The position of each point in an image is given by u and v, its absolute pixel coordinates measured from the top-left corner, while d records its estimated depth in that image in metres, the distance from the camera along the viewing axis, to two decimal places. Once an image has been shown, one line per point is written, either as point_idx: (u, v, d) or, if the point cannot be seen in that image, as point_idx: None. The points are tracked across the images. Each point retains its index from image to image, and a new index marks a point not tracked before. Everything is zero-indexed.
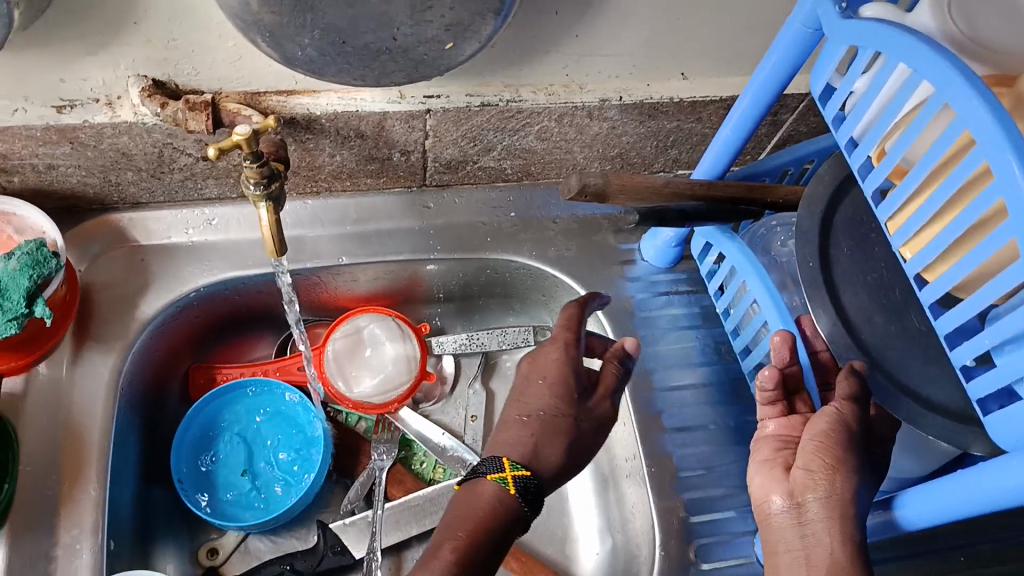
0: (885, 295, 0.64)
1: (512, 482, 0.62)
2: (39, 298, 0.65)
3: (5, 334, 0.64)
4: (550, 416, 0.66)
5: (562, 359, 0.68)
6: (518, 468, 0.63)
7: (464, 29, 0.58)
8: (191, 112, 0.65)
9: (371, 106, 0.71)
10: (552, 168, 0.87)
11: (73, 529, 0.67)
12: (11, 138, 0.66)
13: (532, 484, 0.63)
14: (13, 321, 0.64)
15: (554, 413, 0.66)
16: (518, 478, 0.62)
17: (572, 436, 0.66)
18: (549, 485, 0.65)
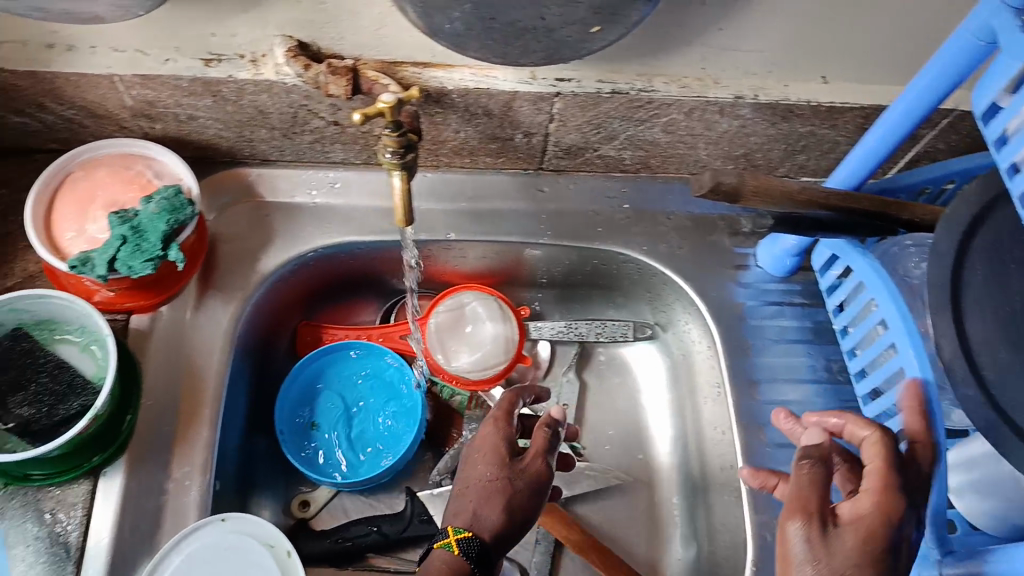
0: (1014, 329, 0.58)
1: (455, 544, 0.60)
2: (174, 242, 0.68)
3: (141, 274, 0.67)
4: (485, 482, 0.63)
5: (495, 433, 0.68)
6: (461, 531, 0.60)
7: (613, 13, 0.56)
8: (333, 76, 0.67)
9: (503, 84, 0.71)
10: (673, 162, 0.84)
11: (185, 466, 0.70)
12: (160, 87, 0.68)
13: (475, 545, 0.60)
14: (151, 261, 0.67)
15: (488, 480, 0.64)
16: (461, 539, 0.60)
17: (509, 498, 0.62)
18: (495, 549, 0.61)
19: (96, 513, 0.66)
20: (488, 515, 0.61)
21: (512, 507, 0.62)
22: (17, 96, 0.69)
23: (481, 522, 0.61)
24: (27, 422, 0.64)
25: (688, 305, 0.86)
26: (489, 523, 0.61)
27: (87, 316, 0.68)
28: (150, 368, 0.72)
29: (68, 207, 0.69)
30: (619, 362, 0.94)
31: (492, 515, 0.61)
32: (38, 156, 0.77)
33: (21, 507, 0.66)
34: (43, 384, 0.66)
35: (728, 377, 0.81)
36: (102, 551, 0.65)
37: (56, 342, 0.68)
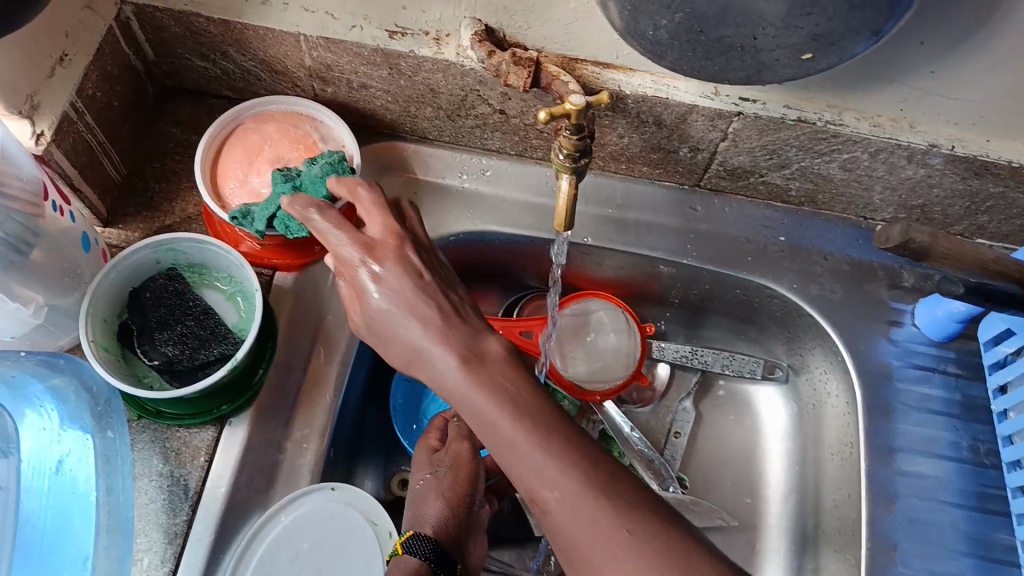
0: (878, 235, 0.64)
1: (400, 545, 0.63)
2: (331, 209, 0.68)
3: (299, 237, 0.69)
4: (415, 490, 0.70)
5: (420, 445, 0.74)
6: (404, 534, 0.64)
7: (832, 43, 0.53)
8: (515, 66, 0.64)
9: (682, 96, 0.67)
10: (841, 201, 0.79)
11: (304, 429, 0.72)
12: (341, 53, 0.68)
13: (423, 541, 0.63)
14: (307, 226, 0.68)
15: (419, 484, 0.70)
16: (406, 539, 0.63)
17: (439, 491, 0.69)
18: (446, 541, 0.65)
19: (217, 462, 0.67)
20: (428, 509, 0.67)
21: (448, 496, 0.68)
22: (206, 41, 0.70)
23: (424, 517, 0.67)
24: (169, 361, 0.66)
25: (830, 354, 0.81)
26: (430, 518, 0.66)
27: (238, 269, 0.70)
28: (285, 325, 0.73)
29: (237, 156, 0.71)
30: (739, 398, 0.89)
31: (432, 509, 0.67)
32: (213, 102, 0.79)
33: (149, 441, 0.68)
34: (189, 327, 0.68)
35: (863, 440, 0.76)
36: (218, 498, 0.67)
37: (204, 287, 0.71)
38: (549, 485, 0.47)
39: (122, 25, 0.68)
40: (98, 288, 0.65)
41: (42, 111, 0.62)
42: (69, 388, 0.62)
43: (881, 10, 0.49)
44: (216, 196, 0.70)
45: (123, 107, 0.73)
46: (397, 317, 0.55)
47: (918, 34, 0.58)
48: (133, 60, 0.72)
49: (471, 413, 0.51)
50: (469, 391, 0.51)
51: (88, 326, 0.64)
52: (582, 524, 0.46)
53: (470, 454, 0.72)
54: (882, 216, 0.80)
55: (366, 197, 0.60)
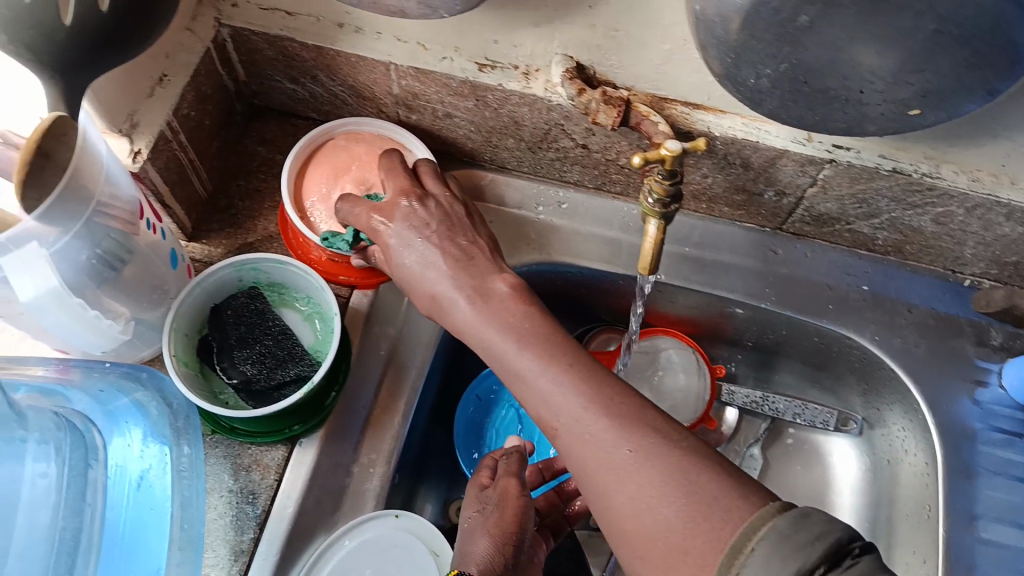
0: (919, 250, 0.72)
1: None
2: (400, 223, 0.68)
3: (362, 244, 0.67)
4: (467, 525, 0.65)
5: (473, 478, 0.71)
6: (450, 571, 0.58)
7: (944, 100, 0.50)
8: (605, 105, 0.64)
9: (773, 140, 0.65)
10: (930, 253, 0.76)
11: (372, 453, 0.71)
12: (430, 83, 0.68)
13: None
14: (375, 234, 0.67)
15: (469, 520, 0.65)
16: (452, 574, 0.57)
17: (488, 527, 0.63)
18: None
19: (286, 481, 0.67)
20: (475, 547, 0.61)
21: (496, 533, 0.62)
22: (298, 65, 0.71)
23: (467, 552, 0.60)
24: (247, 380, 0.67)
25: (910, 411, 0.78)
26: (476, 555, 0.60)
27: (317, 291, 0.70)
28: (358, 347, 0.73)
29: (324, 169, 0.72)
30: (809, 448, 0.86)
31: (478, 547, 0.61)
32: (298, 122, 0.81)
33: (221, 457, 0.67)
34: (267, 346, 0.68)
35: (942, 503, 0.72)
36: (284, 518, 0.66)
37: (283, 307, 0.72)
38: (561, 415, 0.51)
39: (219, 47, 0.70)
40: (182, 302, 0.66)
41: (141, 130, 0.64)
42: (151, 402, 0.63)
43: (1001, 68, 0.47)
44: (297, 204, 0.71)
45: (213, 125, 0.74)
46: (425, 275, 0.60)
47: None
48: (226, 81, 0.74)
49: (494, 358, 0.56)
50: (477, 324, 0.57)
51: (170, 338, 0.65)
52: (612, 473, 0.48)
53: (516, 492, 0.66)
54: (971, 270, 0.77)
55: (384, 162, 0.67)
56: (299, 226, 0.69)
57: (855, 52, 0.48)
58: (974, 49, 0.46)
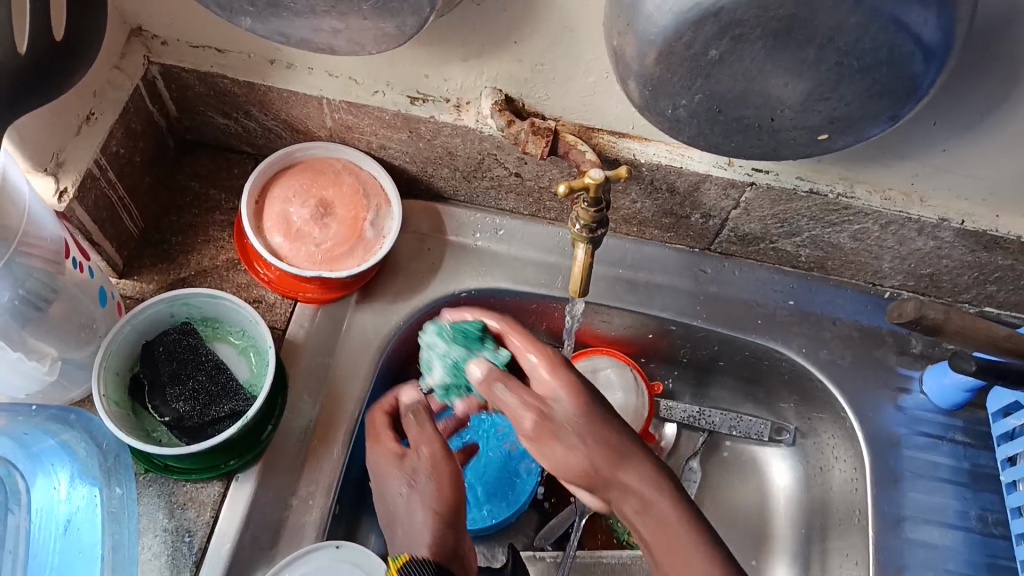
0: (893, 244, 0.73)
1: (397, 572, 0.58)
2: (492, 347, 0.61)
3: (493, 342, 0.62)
4: (400, 495, 0.61)
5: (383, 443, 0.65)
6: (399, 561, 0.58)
7: (849, 126, 0.54)
8: (534, 136, 0.66)
9: (696, 166, 0.68)
10: (851, 268, 0.80)
11: (310, 485, 0.70)
12: (363, 116, 0.70)
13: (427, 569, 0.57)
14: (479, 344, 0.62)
15: (401, 491, 0.61)
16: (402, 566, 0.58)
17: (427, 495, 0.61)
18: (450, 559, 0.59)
19: (223, 517, 0.66)
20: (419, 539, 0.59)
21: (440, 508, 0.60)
22: (229, 100, 0.72)
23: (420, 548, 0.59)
24: (180, 418, 0.66)
25: (839, 420, 0.81)
26: None
27: (251, 324, 0.70)
28: (297, 377, 0.73)
29: (288, 187, 0.73)
30: (745, 459, 0.88)
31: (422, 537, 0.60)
32: (232, 157, 0.80)
33: (155, 494, 0.66)
34: (200, 382, 0.67)
35: (872, 508, 0.75)
36: (223, 555, 0.65)
37: (216, 341, 0.71)
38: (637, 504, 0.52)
39: (148, 84, 0.70)
40: (111, 340, 0.65)
41: (67, 169, 0.63)
42: (78, 443, 0.62)
43: (900, 96, 0.50)
44: (255, 216, 0.72)
45: (144, 162, 0.74)
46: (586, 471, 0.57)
47: (929, 116, 0.59)
48: (156, 117, 0.73)
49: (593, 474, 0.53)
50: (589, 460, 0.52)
51: (100, 378, 0.63)
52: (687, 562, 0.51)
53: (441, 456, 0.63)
54: (890, 283, 0.81)
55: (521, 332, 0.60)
56: (247, 228, 0.70)
57: (764, 82, 0.51)
58: (873, 79, 0.49)
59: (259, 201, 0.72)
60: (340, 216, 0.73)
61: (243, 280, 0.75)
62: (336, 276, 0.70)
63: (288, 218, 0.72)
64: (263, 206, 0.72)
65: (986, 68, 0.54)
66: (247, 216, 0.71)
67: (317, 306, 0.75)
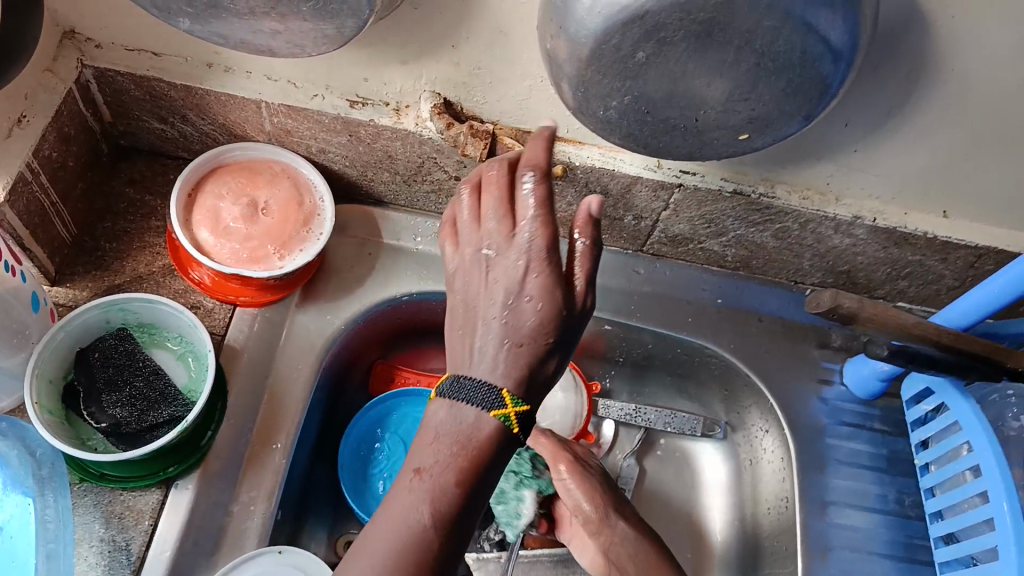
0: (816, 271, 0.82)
1: (514, 420, 0.47)
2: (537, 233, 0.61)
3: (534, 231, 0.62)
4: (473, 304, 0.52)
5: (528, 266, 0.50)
6: (518, 406, 0.48)
7: (767, 125, 0.57)
8: (473, 137, 0.69)
9: (628, 168, 0.71)
10: (775, 266, 0.84)
11: (252, 491, 0.69)
12: (303, 120, 0.71)
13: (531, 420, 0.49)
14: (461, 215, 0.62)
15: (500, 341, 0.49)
16: (519, 415, 0.48)
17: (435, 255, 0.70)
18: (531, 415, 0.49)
19: (162, 524, 0.65)
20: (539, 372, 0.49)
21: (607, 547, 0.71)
22: (165, 104, 0.71)
23: (478, 367, 0.49)
24: (117, 424, 0.65)
25: (768, 412, 0.84)
26: None
27: (190, 329, 0.69)
28: (237, 382, 0.72)
29: (220, 185, 0.72)
30: (682, 454, 0.91)
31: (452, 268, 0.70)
32: (167, 162, 0.80)
33: (91, 505, 0.65)
34: (138, 388, 0.66)
35: (799, 495, 0.79)
36: (162, 563, 0.64)
37: (154, 347, 0.70)
38: None
39: (82, 87, 0.69)
40: (44, 347, 0.63)
41: None
42: (11, 453, 0.60)
43: (812, 96, 0.54)
44: (186, 210, 0.71)
45: (77, 166, 0.73)
46: None
47: (841, 118, 0.64)
48: (90, 120, 0.73)
49: None
50: None
51: (32, 385, 0.62)
52: None
53: (555, 282, 0.50)
54: (810, 280, 0.86)
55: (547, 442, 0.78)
56: (174, 219, 0.69)
57: (688, 83, 0.54)
58: (788, 79, 0.53)
59: (192, 195, 0.72)
60: (274, 216, 0.72)
61: (181, 285, 0.74)
62: (254, 275, 0.69)
63: (218, 214, 0.71)
64: (196, 199, 0.72)
65: (890, 71, 0.59)
66: (175, 208, 0.70)
67: (257, 311, 0.75)
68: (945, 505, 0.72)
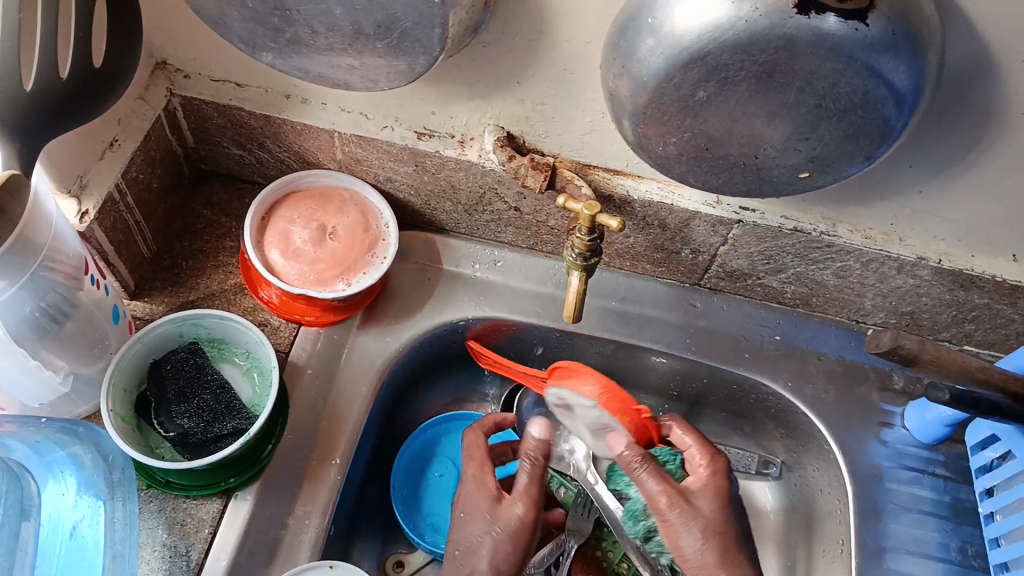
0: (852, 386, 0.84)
1: None
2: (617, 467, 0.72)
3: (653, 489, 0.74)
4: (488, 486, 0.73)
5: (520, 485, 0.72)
6: None
7: (828, 165, 0.57)
8: (533, 170, 0.70)
9: (687, 203, 0.72)
10: (835, 305, 0.83)
11: (308, 505, 0.71)
12: (372, 150, 0.73)
13: None
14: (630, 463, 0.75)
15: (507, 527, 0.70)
16: None
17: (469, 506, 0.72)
18: None
19: (221, 533, 0.67)
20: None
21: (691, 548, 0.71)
22: (245, 132, 0.75)
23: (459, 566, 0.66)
24: (185, 433, 0.67)
25: (823, 453, 0.83)
26: None
27: (257, 345, 0.72)
28: (298, 398, 0.75)
29: (292, 209, 0.76)
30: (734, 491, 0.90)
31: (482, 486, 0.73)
32: (243, 186, 0.84)
33: (155, 510, 0.68)
34: (205, 400, 0.69)
35: (855, 540, 0.77)
36: (220, 571, 0.66)
37: (222, 361, 0.73)
38: None
39: (169, 114, 0.74)
40: (121, 357, 0.67)
41: (88, 190, 0.66)
42: (87, 457, 0.63)
43: (873, 138, 0.54)
44: (258, 232, 0.75)
45: (161, 187, 0.77)
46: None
47: (905, 159, 0.63)
48: (174, 145, 0.77)
49: None
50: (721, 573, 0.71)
51: (108, 393, 0.65)
52: None
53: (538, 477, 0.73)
54: (872, 320, 0.85)
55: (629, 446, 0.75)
56: (247, 240, 0.73)
57: (748, 123, 0.54)
58: (850, 120, 0.53)
59: (265, 218, 0.75)
60: (340, 241, 0.75)
61: (249, 303, 0.77)
62: (319, 296, 0.71)
63: (288, 238, 0.74)
64: (268, 222, 0.75)
65: (957, 114, 0.58)
66: (249, 230, 0.74)
67: (319, 331, 0.78)
68: (1012, 558, 0.70)
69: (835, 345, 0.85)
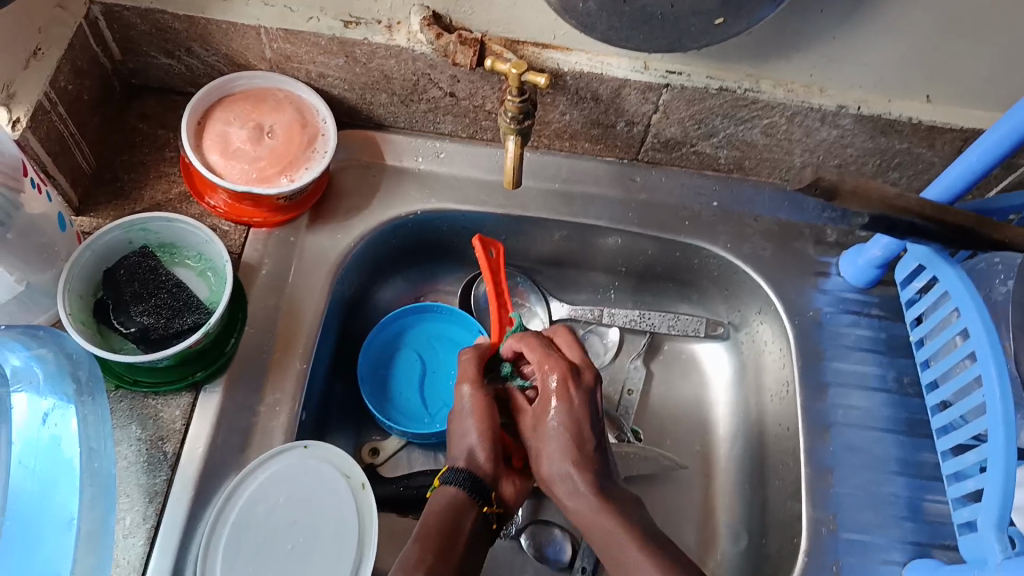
0: (785, 242, 0.88)
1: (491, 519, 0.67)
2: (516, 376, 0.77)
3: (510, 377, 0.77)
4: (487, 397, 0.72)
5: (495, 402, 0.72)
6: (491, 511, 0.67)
7: (739, 7, 0.60)
8: (462, 46, 0.71)
9: (616, 71, 0.74)
10: (767, 165, 0.87)
11: (276, 394, 0.73)
12: (300, 43, 0.74)
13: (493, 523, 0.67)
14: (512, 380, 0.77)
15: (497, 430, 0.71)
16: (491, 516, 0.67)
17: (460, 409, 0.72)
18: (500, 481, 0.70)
19: (194, 424, 0.70)
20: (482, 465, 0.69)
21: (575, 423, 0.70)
22: (171, 37, 0.75)
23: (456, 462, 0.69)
24: (145, 330, 0.70)
25: (766, 307, 0.87)
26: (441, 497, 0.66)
27: (207, 245, 0.74)
28: (256, 295, 0.77)
29: (228, 111, 0.76)
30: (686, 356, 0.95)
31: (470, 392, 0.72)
32: (178, 98, 0.84)
33: (127, 409, 0.70)
34: (162, 298, 0.71)
35: (798, 378, 0.82)
36: (196, 458, 0.69)
37: (175, 265, 0.75)
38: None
39: (91, 24, 0.73)
40: (73, 265, 0.68)
41: (18, 99, 0.66)
42: (50, 356, 0.64)
43: None
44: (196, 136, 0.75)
45: (92, 100, 0.77)
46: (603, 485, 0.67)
47: (816, 4, 0.66)
48: (101, 57, 0.77)
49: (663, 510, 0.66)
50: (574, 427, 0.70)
51: (65, 298, 0.67)
52: None
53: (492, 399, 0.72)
54: None
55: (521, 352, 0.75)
56: (186, 143, 0.73)
57: None
58: None
59: (201, 122, 0.76)
60: (279, 139, 0.76)
61: (196, 211, 0.78)
62: (264, 191, 0.73)
63: (227, 138, 0.75)
64: (205, 126, 0.75)
65: None
66: (186, 133, 0.74)
67: (268, 231, 0.80)
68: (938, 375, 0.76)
69: (771, 206, 0.89)
